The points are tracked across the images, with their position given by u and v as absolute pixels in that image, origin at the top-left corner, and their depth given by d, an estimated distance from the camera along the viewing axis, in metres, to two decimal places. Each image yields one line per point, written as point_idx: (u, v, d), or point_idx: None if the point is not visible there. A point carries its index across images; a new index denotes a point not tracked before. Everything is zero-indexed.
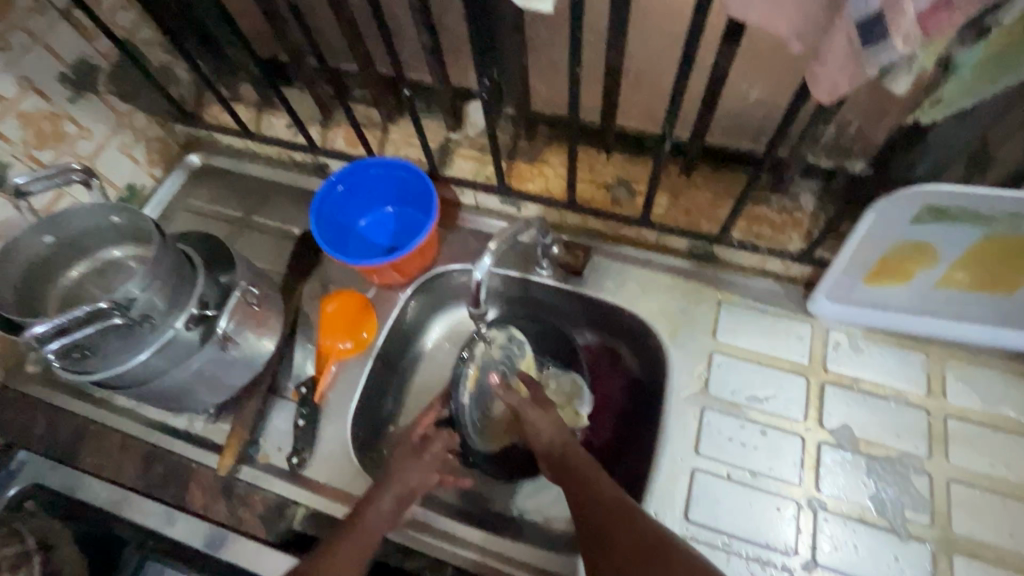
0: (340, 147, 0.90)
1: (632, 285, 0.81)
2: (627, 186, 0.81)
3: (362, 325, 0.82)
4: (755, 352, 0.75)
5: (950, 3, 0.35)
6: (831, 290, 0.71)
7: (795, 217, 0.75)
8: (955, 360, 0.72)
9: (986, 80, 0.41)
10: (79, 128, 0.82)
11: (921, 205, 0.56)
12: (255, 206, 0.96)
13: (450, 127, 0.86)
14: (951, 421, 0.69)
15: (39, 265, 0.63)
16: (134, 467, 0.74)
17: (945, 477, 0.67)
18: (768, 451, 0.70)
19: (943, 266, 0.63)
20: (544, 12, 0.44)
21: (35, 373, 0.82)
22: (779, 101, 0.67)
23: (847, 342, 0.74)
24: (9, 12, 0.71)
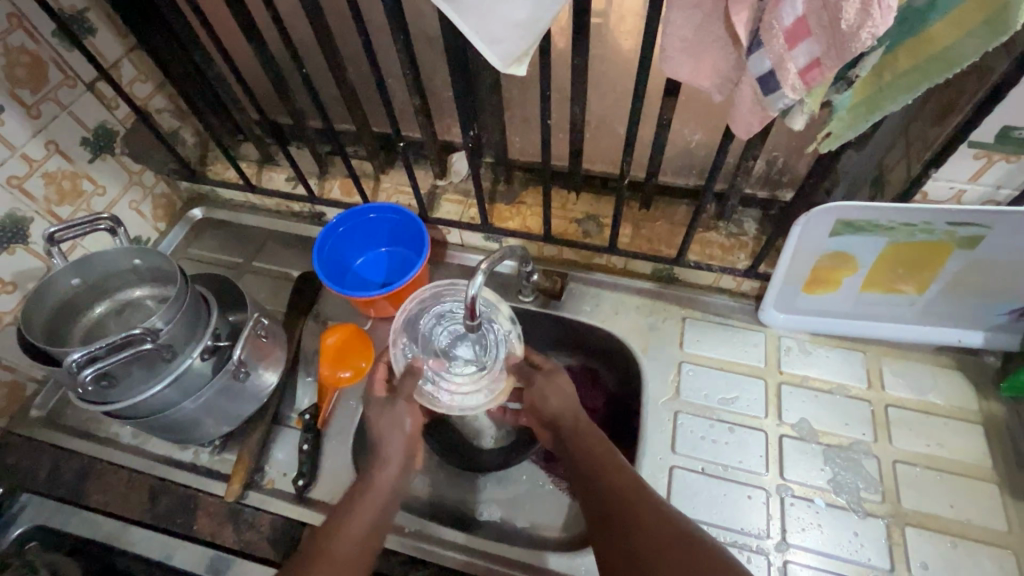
0: (337, 196, 0.99)
1: (605, 306, 0.90)
2: (595, 220, 0.92)
3: (361, 355, 0.88)
4: (718, 359, 0.84)
5: (819, 63, 0.46)
6: (777, 300, 0.82)
7: (741, 239, 0.87)
8: (889, 357, 0.82)
9: (861, 118, 0.53)
10: (95, 185, 0.90)
11: (836, 220, 0.68)
12: (254, 253, 1.04)
13: (436, 175, 0.97)
14: (891, 409, 0.79)
15: (65, 303, 0.70)
16: (141, 501, 0.77)
17: (891, 459, 0.75)
18: (736, 446, 0.78)
19: (864, 272, 0.75)
20: (520, 75, 0.54)
21: (39, 417, 0.85)
22: (717, 142, 0.80)
23: (797, 346, 0.84)
24: (43, 85, 0.79)
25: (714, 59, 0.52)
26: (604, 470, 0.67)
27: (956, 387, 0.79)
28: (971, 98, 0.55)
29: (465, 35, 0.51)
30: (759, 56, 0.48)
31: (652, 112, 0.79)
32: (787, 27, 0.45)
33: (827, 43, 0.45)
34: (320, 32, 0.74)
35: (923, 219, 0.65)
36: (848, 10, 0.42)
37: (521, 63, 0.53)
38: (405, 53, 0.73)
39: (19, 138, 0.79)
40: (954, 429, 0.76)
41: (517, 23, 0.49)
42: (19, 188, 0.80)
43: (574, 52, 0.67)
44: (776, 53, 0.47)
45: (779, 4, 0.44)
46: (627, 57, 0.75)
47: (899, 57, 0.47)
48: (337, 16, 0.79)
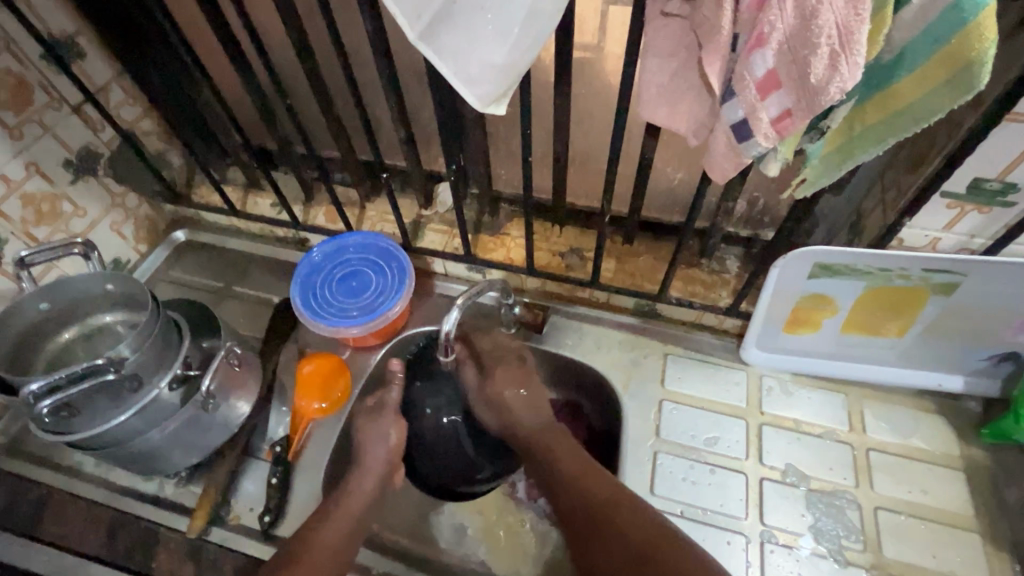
0: (322, 223, 0.99)
1: (587, 341, 0.90)
2: (579, 254, 0.92)
3: (336, 386, 0.86)
4: (699, 398, 0.83)
5: (791, 113, 0.47)
6: (757, 339, 0.82)
7: (723, 277, 0.87)
8: (870, 399, 0.82)
9: (833, 167, 0.54)
10: (75, 207, 0.89)
11: (813, 263, 0.68)
12: (235, 278, 1.03)
13: (422, 205, 0.97)
14: (872, 453, 0.78)
15: (32, 328, 0.68)
16: (99, 535, 0.73)
17: (873, 505, 0.74)
18: (717, 488, 0.76)
19: (843, 314, 0.75)
20: (498, 115, 0.55)
21: (0, 443, 0.82)
22: (698, 181, 0.82)
23: (778, 386, 0.84)
24: (27, 108, 0.79)
25: (688, 107, 0.53)
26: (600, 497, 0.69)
27: (937, 432, 0.79)
28: (942, 151, 0.56)
29: (444, 75, 0.51)
30: (732, 105, 0.49)
31: (635, 150, 0.80)
32: (758, 78, 0.46)
33: (797, 95, 0.46)
34: (306, 62, 0.74)
35: (899, 265, 0.65)
36: (817, 64, 0.43)
37: (498, 105, 0.54)
38: (390, 85, 0.74)
39: None
40: (936, 475, 0.76)
41: (494, 66, 0.50)
42: None
43: (555, 92, 0.68)
44: (748, 103, 0.47)
45: (751, 55, 0.45)
46: (610, 92, 0.77)
47: (868, 108, 0.48)
48: (326, 49, 0.81)
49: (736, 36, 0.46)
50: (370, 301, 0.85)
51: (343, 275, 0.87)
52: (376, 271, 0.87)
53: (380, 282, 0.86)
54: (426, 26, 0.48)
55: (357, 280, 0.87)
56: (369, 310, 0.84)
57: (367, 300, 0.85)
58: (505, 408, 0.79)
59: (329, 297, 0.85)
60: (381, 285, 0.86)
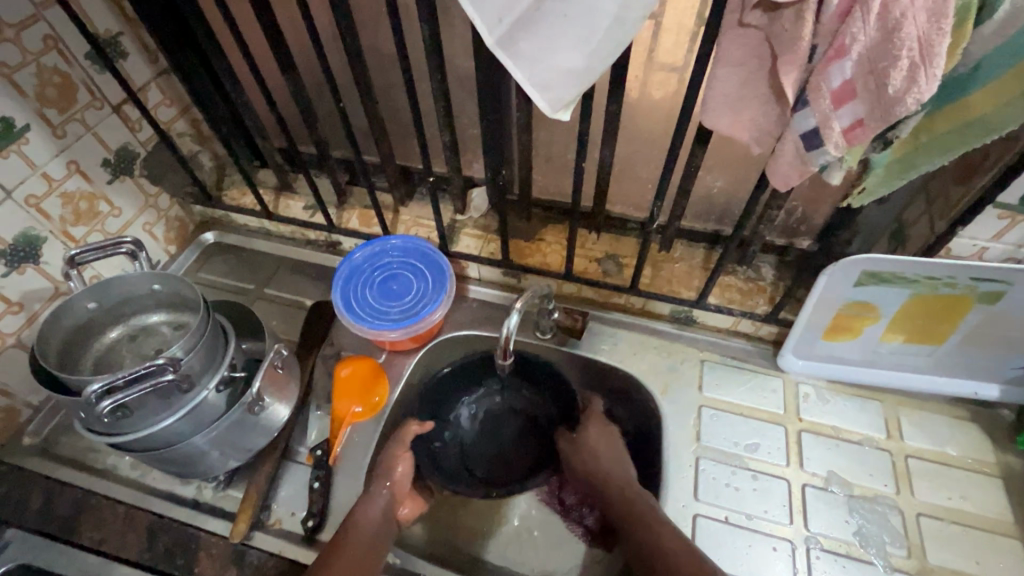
0: (356, 226, 0.99)
1: (623, 346, 0.90)
2: (615, 260, 0.92)
3: (374, 390, 0.86)
4: (737, 404, 0.84)
5: (863, 123, 0.48)
6: (796, 347, 0.83)
7: (759, 284, 0.88)
8: (906, 407, 0.83)
9: (894, 176, 0.55)
10: (111, 207, 0.88)
11: (861, 271, 0.70)
12: (265, 280, 1.02)
13: (457, 210, 0.98)
14: (911, 460, 0.79)
15: (79, 328, 0.68)
16: (138, 540, 0.72)
17: (915, 512, 0.75)
18: (760, 494, 0.77)
19: (885, 322, 0.76)
20: (564, 120, 0.55)
21: (32, 446, 0.81)
22: (738, 189, 0.83)
23: (815, 394, 0.85)
24: (70, 106, 0.79)
25: (754, 115, 0.54)
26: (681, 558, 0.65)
27: (973, 439, 0.80)
28: (996, 161, 0.57)
29: (518, 81, 0.52)
30: (804, 114, 0.50)
31: (677, 159, 0.81)
32: (833, 89, 0.47)
33: (871, 106, 0.47)
34: (357, 66, 0.74)
35: (947, 274, 0.67)
36: (896, 76, 0.44)
37: (567, 110, 0.54)
38: (441, 89, 0.74)
39: (42, 157, 0.77)
40: (975, 482, 0.77)
41: (569, 72, 0.51)
42: (37, 208, 0.78)
43: (608, 99, 0.69)
44: (821, 112, 0.49)
45: (828, 65, 0.46)
46: (656, 101, 0.78)
47: (937, 119, 0.49)
48: (374, 53, 0.81)
49: (813, 47, 0.47)
50: (409, 305, 0.85)
51: (381, 278, 0.87)
52: (415, 274, 0.87)
53: (419, 286, 0.86)
54: (505, 31, 0.49)
55: (397, 283, 0.87)
56: (410, 313, 0.84)
57: (406, 304, 0.85)
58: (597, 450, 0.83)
59: (368, 300, 0.85)
60: (420, 288, 0.86)
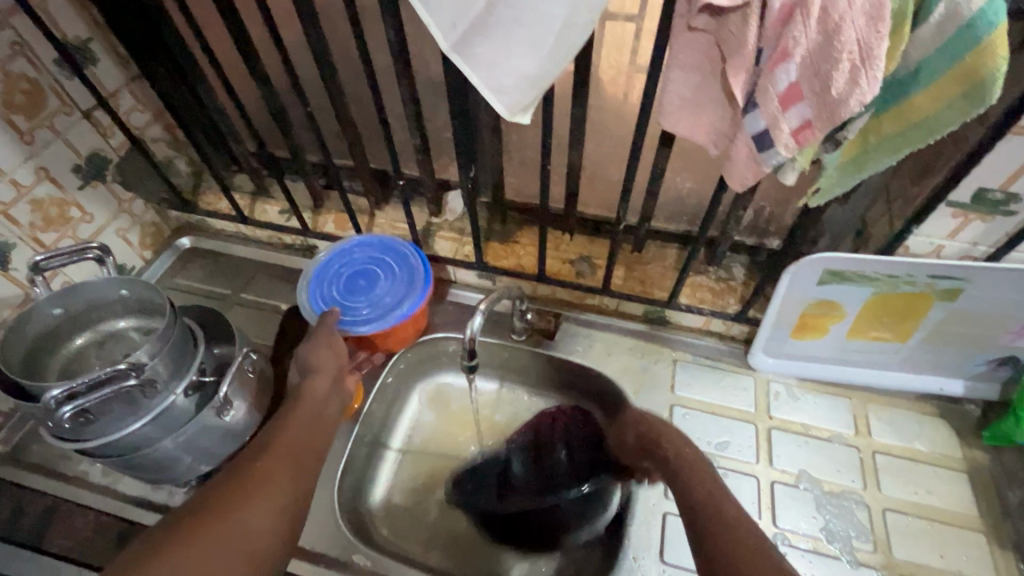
0: (331, 230, 0.99)
1: (597, 347, 0.91)
2: (589, 261, 0.93)
3: None
4: (708, 403, 0.85)
5: (811, 124, 0.49)
6: (765, 345, 0.84)
7: (730, 284, 0.89)
8: (875, 404, 0.84)
9: (847, 176, 0.56)
10: (83, 213, 0.88)
11: (823, 269, 0.71)
12: (242, 284, 1.02)
13: (432, 213, 0.98)
14: (878, 456, 0.80)
15: (46, 334, 0.67)
16: (107, 547, 0.72)
17: (881, 507, 0.76)
18: (730, 492, 0.77)
19: (850, 319, 0.77)
20: (523, 123, 0.56)
21: (1, 453, 0.81)
22: (706, 190, 0.84)
23: (785, 391, 0.85)
24: (38, 112, 0.79)
25: (708, 118, 0.55)
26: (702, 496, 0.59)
27: (940, 435, 0.81)
28: (948, 160, 0.59)
29: (474, 85, 0.53)
30: (754, 116, 0.51)
31: (646, 160, 0.82)
32: (780, 91, 0.48)
33: (818, 107, 0.48)
34: (325, 70, 0.75)
35: (906, 271, 0.68)
36: (839, 78, 0.45)
37: (524, 114, 0.55)
38: (408, 93, 0.75)
39: (10, 164, 0.77)
40: (941, 477, 0.78)
41: (523, 76, 0.51)
42: (4, 215, 0.78)
43: (573, 103, 0.70)
44: (770, 115, 0.49)
45: (774, 68, 0.47)
46: (624, 103, 0.79)
47: (884, 120, 0.50)
48: (344, 57, 0.82)
49: (759, 50, 0.47)
50: (377, 298, 0.83)
51: (352, 274, 0.86)
52: (387, 270, 0.85)
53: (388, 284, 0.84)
54: (458, 37, 0.49)
55: (365, 279, 0.85)
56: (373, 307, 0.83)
57: (375, 298, 0.83)
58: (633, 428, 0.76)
59: (332, 295, 0.84)
60: (389, 286, 0.84)
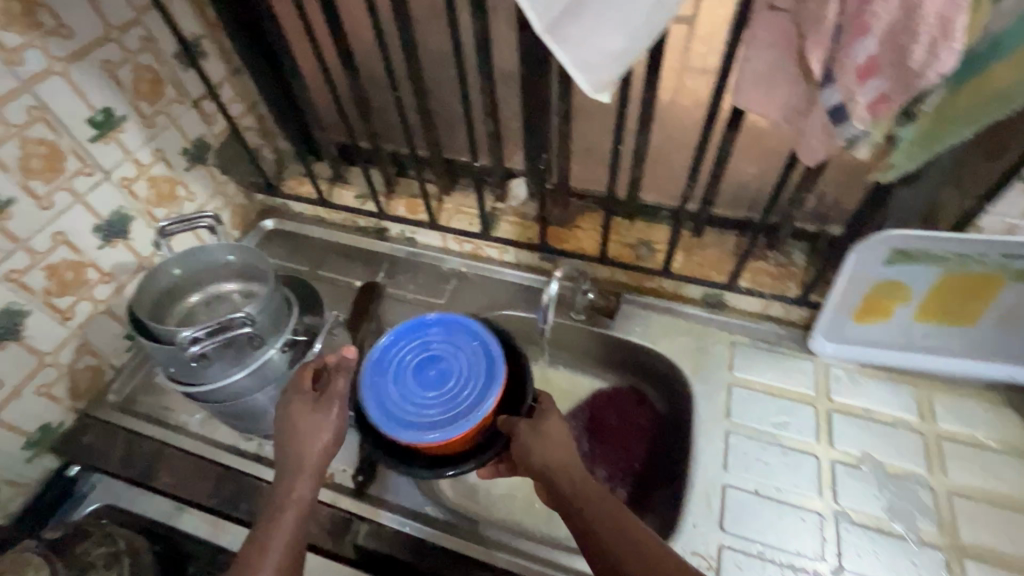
0: (402, 214, 1.06)
1: (655, 328, 0.94)
2: (648, 245, 0.96)
3: None
4: (767, 384, 0.86)
5: (887, 98, 0.52)
6: (826, 329, 0.85)
7: (790, 269, 0.90)
8: (939, 392, 0.84)
9: (918, 152, 0.58)
10: (187, 192, 0.98)
11: (890, 249, 0.72)
12: (319, 262, 1.10)
13: (497, 198, 1.04)
14: (943, 441, 0.79)
15: (165, 292, 0.76)
16: (207, 487, 0.80)
17: (946, 491, 0.75)
18: (790, 469, 0.79)
19: (914, 303, 0.78)
20: (603, 102, 0.60)
21: (114, 402, 0.90)
22: (768, 175, 0.86)
23: (845, 376, 0.86)
24: (159, 99, 0.88)
25: (783, 93, 0.58)
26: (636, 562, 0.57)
27: (1009, 424, 0.80)
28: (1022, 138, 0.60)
29: (562, 63, 0.57)
30: (830, 91, 0.53)
31: (710, 147, 0.85)
32: (858, 65, 0.50)
33: (895, 79, 0.50)
34: (412, 60, 0.81)
35: (976, 251, 0.69)
36: (918, 50, 0.47)
37: (607, 91, 0.59)
38: (487, 81, 0.80)
39: (134, 144, 0.87)
40: (1010, 465, 0.77)
41: (610, 54, 0.56)
42: (128, 189, 0.87)
43: (644, 88, 0.74)
44: (846, 89, 0.52)
45: (853, 43, 0.49)
46: (689, 92, 0.82)
47: (963, 95, 0.53)
48: (426, 49, 0.88)
49: (839, 27, 0.50)
50: (430, 406, 0.73)
51: (434, 339, 0.79)
52: (454, 347, 0.77)
53: (463, 363, 0.76)
54: (553, 19, 0.55)
55: (436, 366, 0.77)
56: (402, 421, 0.72)
57: (425, 407, 0.73)
58: (540, 447, 0.65)
59: (406, 362, 0.77)
60: (468, 383, 0.74)
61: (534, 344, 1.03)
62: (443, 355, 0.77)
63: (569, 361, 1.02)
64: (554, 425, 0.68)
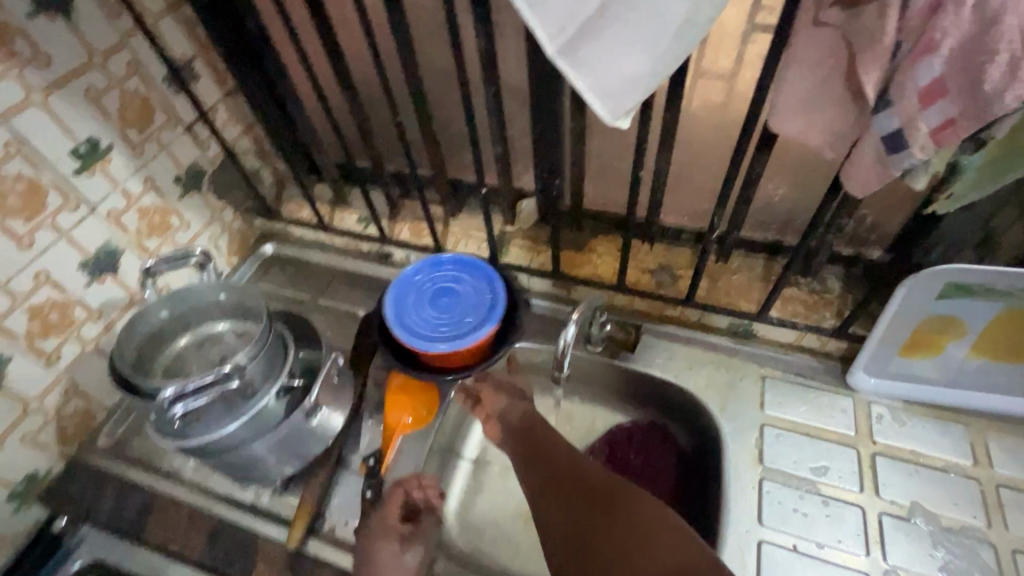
0: (406, 238, 1.01)
1: (678, 361, 0.87)
2: (669, 271, 0.90)
3: (426, 401, 0.85)
4: (803, 424, 0.79)
5: (954, 122, 0.44)
6: (868, 363, 0.77)
7: (825, 297, 0.83)
8: (997, 432, 0.76)
9: (984, 183, 0.51)
10: (181, 221, 0.93)
11: (945, 283, 0.65)
12: (320, 290, 1.04)
13: (506, 220, 0.98)
14: (1003, 490, 0.72)
15: (154, 335, 0.72)
16: (201, 541, 0.76)
17: (1009, 549, 0.68)
18: (831, 521, 0.72)
19: (969, 339, 0.70)
20: (623, 128, 0.54)
21: (105, 446, 0.85)
22: (801, 196, 0.79)
23: (890, 415, 0.79)
24: (147, 127, 0.84)
25: (828, 118, 0.51)
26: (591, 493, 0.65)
27: None
28: None
29: (578, 89, 0.51)
30: (886, 115, 0.47)
31: (737, 167, 0.78)
32: (921, 87, 0.44)
33: (965, 104, 0.43)
34: (414, 81, 0.76)
35: None
36: (993, 72, 0.40)
37: (627, 117, 0.53)
38: (494, 102, 0.74)
39: (122, 175, 0.82)
40: None
41: (633, 79, 0.50)
42: (116, 222, 0.83)
43: (667, 108, 0.68)
44: (905, 113, 0.46)
45: (915, 62, 0.43)
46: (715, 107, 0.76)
47: None
48: (429, 67, 0.82)
49: (898, 44, 0.44)
50: (434, 323, 0.83)
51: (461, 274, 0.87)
52: (473, 287, 0.86)
53: (469, 292, 0.85)
54: (567, 41, 0.48)
55: (449, 296, 0.86)
56: (404, 325, 0.83)
57: (430, 323, 0.83)
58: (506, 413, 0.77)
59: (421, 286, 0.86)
60: (469, 313, 0.84)
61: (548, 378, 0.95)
62: (451, 285, 0.86)
63: (587, 394, 0.95)
64: (523, 399, 0.78)
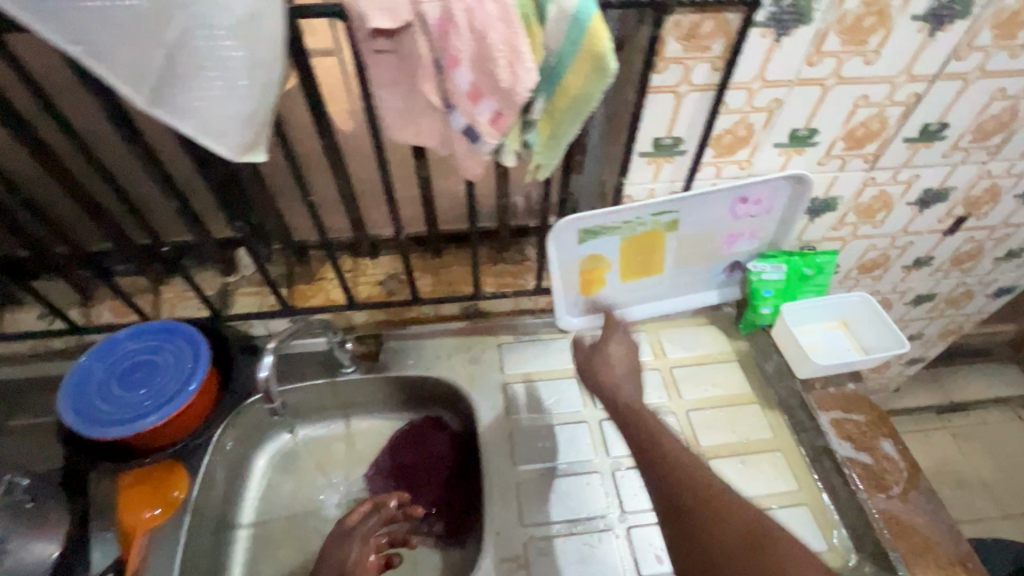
0: (108, 319, 0.90)
1: (426, 354, 0.94)
2: (396, 278, 0.97)
3: (170, 485, 0.78)
4: (534, 372, 0.93)
5: (504, 112, 0.58)
6: (566, 307, 0.94)
7: (525, 264, 0.99)
8: (664, 328, 1.00)
9: (552, 148, 0.65)
10: None
11: (578, 230, 0.83)
12: (11, 412, 0.88)
13: (223, 272, 0.95)
14: (675, 369, 0.95)
15: None
16: None
17: (685, 410, 0.90)
18: (568, 442, 0.86)
19: (617, 267, 0.91)
20: (261, 159, 0.57)
21: None
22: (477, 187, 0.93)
23: (594, 341, 0.97)
24: None
25: (420, 124, 0.62)
26: (685, 485, 0.62)
27: (714, 336, 0.99)
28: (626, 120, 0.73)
29: (188, 134, 0.53)
30: (456, 114, 0.58)
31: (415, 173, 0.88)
32: (466, 89, 0.56)
33: (501, 97, 0.56)
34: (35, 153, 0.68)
35: (635, 215, 0.83)
36: (503, 70, 0.54)
37: (254, 150, 0.56)
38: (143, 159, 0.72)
39: None
40: (722, 370, 0.95)
41: (234, 117, 0.53)
42: None
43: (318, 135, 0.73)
44: (467, 111, 0.58)
45: (452, 71, 0.55)
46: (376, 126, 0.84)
47: (558, 99, 0.60)
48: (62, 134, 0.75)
49: (432, 60, 0.55)
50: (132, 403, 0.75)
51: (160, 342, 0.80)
52: (173, 352, 0.79)
53: (167, 356, 0.79)
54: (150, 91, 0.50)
55: (147, 369, 0.78)
56: (94, 421, 0.73)
57: (126, 405, 0.75)
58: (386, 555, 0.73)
59: (99, 375, 0.77)
60: (171, 379, 0.77)
61: (312, 412, 0.96)
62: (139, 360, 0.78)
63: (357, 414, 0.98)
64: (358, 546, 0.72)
